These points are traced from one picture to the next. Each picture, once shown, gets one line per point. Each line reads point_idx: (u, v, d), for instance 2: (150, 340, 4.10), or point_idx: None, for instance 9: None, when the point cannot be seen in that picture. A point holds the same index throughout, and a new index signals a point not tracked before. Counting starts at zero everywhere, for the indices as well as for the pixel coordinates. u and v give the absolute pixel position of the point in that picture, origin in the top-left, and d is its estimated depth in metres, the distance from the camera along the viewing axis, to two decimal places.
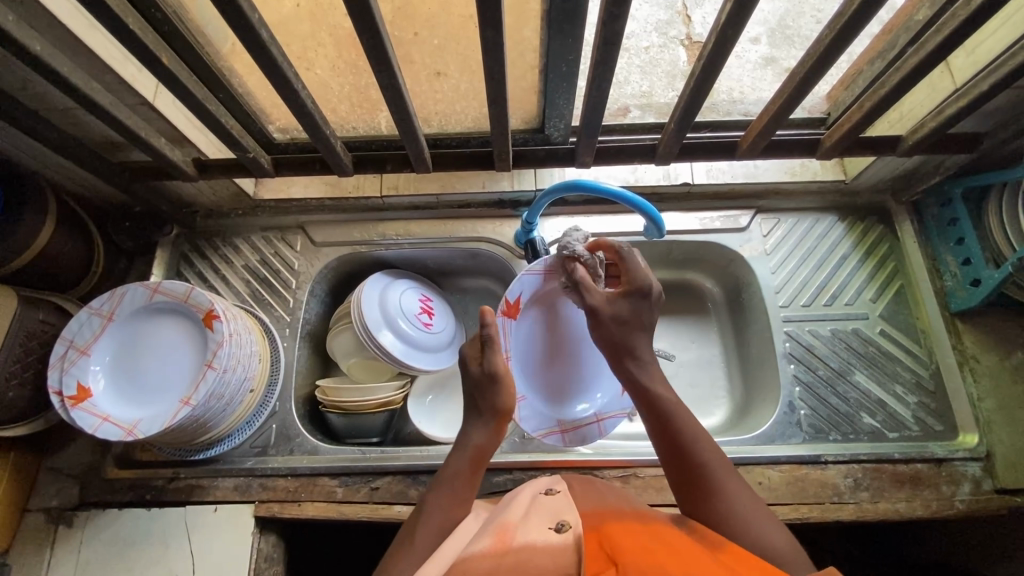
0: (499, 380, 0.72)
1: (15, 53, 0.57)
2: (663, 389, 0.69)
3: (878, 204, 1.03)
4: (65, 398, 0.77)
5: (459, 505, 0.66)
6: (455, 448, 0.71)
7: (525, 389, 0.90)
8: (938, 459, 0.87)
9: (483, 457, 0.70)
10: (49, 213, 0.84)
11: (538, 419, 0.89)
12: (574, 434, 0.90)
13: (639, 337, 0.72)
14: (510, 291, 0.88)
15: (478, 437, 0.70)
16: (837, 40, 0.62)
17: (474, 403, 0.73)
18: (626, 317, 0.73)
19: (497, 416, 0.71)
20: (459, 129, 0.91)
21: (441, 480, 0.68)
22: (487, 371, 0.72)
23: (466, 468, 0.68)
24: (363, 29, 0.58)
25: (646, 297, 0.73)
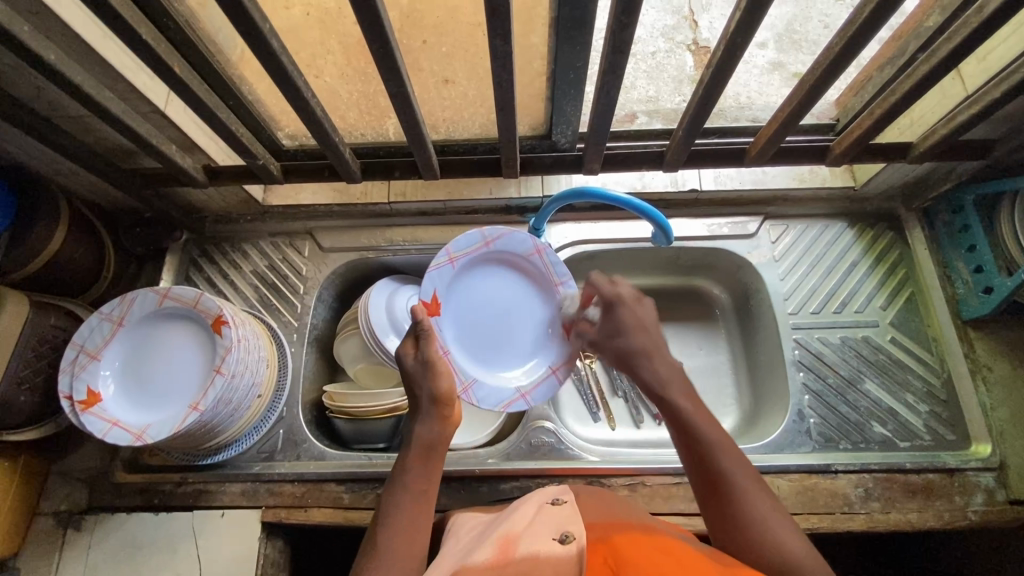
0: (434, 369, 0.69)
1: (30, 62, 0.58)
2: (685, 399, 0.64)
3: (888, 212, 1.02)
4: (75, 402, 0.77)
5: (422, 502, 0.63)
6: (405, 448, 0.67)
7: (471, 372, 0.86)
8: (951, 469, 0.86)
9: (431, 449, 0.66)
10: (60, 219, 0.85)
11: (497, 394, 0.85)
12: (539, 395, 0.87)
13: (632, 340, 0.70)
14: (424, 291, 0.85)
15: (422, 429, 0.67)
16: (847, 48, 0.62)
17: (414, 399, 0.70)
18: (610, 328, 0.72)
19: (438, 403, 0.68)
20: (467, 135, 0.91)
21: (394, 480, 0.65)
22: (421, 362, 0.70)
23: (414, 464, 0.65)
24: (373, 38, 0.58)
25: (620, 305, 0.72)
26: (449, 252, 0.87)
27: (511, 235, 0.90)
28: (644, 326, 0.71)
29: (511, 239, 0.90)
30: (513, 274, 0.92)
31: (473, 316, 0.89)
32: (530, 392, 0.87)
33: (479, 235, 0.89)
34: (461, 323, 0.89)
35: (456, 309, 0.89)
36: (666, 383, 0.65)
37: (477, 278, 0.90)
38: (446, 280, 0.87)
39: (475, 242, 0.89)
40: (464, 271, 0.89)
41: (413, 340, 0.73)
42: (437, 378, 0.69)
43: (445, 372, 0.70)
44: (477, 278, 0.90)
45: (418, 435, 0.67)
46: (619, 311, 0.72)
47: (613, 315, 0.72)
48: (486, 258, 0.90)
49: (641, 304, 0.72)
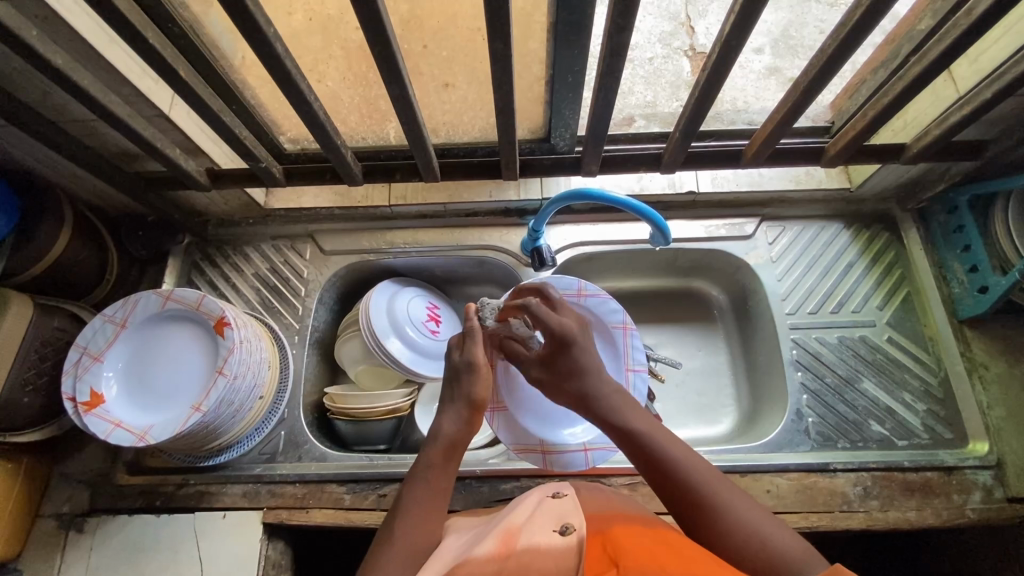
0: (478, 372, 0.71)
1: (38, 66, 0.59)
2: (638, 419, 0.67)
3: (883, 213, 1.03)
4: (78, 404, 0.78)
5: (440, 497, 0.64)
6: (427, 442, 0.68)
7: (509, 400, 0.89)
8: (949, 467, 0.86)
9: (456, 447, 0.67)
10: (64, 222, 0.86)
11: (518, 434, 0.88)
12: (557, 458, 0.87)
13: (591, 379, 0.71)
14: (501, 305, 0.89)
15: (448, 427, 0.68)
16: (839, 50, 0.63)
17: (448, 394, 0.71)
18: (563, 369, 0.72)
19: (472, 406, 0.69)
20: (467, 138, 0.93)
21: (415, 474, 0.66)
22: (467, 362, 0.72)
23: (437, 459, 0.66)
24: (375, 41, 0.59)
25: (573, 341, 0.73)
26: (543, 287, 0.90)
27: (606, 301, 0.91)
28: (595, 361, 0.73)
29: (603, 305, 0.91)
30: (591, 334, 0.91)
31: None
32: (548, 452, 0.87)
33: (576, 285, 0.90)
34: None
35: None
36: (620, 412, 0.68)
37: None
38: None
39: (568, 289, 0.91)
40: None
41: (461, 340, 0.75)
42: (477, 380, 0.71)
43: (487, 380, 0.71)
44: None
45: (443, 432, 0.67)
46: (570, 351, 0.73)
47: (566, 352, 0.73)
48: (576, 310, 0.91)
49: (586, 338, 0.75)
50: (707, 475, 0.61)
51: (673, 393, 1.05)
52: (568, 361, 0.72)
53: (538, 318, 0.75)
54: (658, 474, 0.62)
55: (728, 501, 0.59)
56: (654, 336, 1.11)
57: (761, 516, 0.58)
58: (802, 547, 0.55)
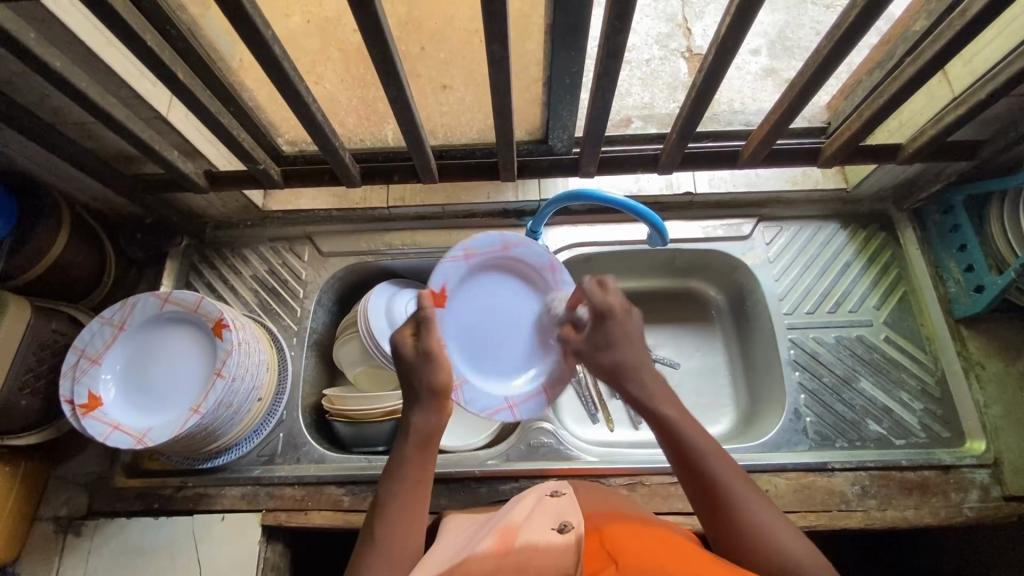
0: (432, 359, 0.68)
1: (37, 69, 0.59)
2: (671, 406, 0.64)
3: (880, 213, 1.03)
4: (76, 406, 0.78)
5: (418, 491, 0.64)
6: (402, 436, 0.67)
7: (463, 372, 0.83)
8: (946, 466, 0.86)
9: (428, 439, 0.67)
10: (62, 224, 0.86)
11: (485, 398, 0.84)
12: (526, 407, 0.85)
13: (622, 353, 0.67)
14: (434, 281, 0.81)
15: (418, 419, 0.67)
16: (834, 51, 0.63)
17: (408, 388, 0.69)
18: (598, 341, 0.69)
19: (434, 394, 0.68)
20: (465, 140, 0.92)
21: (392, 471, 0.65)
22: (421, 352, 0.69)
23: (411, 453, 0.65)
24: (373, 44, 0.60)
25: (612, 317, 0.68)
26: (466, 248, 0.83)
27: (531, 246, 0.87)
28: (632, 338, 0.68)
29: (530, 249, 0.87)
30: (525, 286, 0.88)
31: (478, 324, 0.86)
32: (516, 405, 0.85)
33: (500, 239, 0.85)
34: (463, 324, 0.85)
35: (462, 306, 0.85)
36: (655, 398, 0.64)
37: (491, 281, 0.87)
38: (460, 276, 0.84)
39: (493, 245, 0.85)
40: (480, 273, 0.86)
41: (412, 329, 0.71)
42: (434, 368, 0.68)
43: (444, 365, 0.69)
44: (492, 282, 0.87)
45: (415, 425, 0.67)
46: (608, 326, 0.68)
47: (603, 328, 0.68)
48: (503, 264, 0.87)
49: (630, 315, 0.68)
50: (732, 478, 0.59)
51: None
52: (603, 333, 0.68)
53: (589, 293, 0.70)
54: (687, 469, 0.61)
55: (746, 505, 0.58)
56: (652, 337, 1.11)
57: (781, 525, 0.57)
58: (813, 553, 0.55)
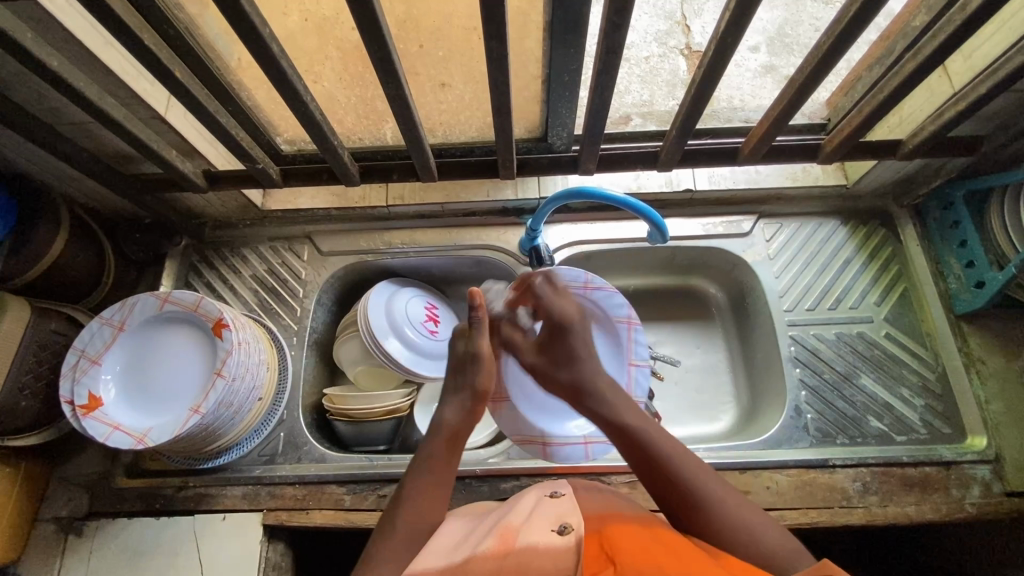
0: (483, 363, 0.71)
1: (34, 69, 0.59)
2: (630, 416, 0.66)
3: (881, 209, 1.03)
4: (76, 407, 0.78)
5: (441, 489, 0.64)
6: (430, 433, 0.68)
7: (512, 394, 0.90)
8: (947, 462, 0.86)
9: (458, 438, 0.68)
10: (60, 226, 0.86)
11: (520, 427, 0.89)
12: (558, 450, 0.89)
13: (584, 368, 0.72)
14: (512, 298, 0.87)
15: (451, 418, 0.69)
16: (834, 47, 0.63)
17: (452, 384, 0.72)
18: (561, 356, 0.74)
19: (474, 397, 0.70)
20: (463, 139, 0.91)
21: (415, 466, 0.66)
22: (470, 352, 0.72)
23: (439, 450, 0.66)
24: (371, 42, 0.59)
25: (570, 330, 0.75)
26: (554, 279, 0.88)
27: (611, 296, 0.91)
28: (588, 352, 0.74)
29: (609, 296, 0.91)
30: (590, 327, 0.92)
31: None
32: (550, 445, 0.89)
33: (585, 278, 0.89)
34: None
35: None
36: (616, 408, 0.67)
37: None
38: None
39: (576, 279, 0.89)
40: None
41: (468, 327, 0.74)
42: (481, 372, 0.71)
43: (489, 371, 0.72)
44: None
45: (444, 422, 0.68)
46: (569, 341, 0.74)
47: (562, 338, 0.74)
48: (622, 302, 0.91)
49: (586, 327, 0.76)
50: (698, 478, 0.61)
51: (671, 391, 1.05)
52: (559, 346, 0.74)
53: (546, 300, 0.78)
54: (654, 476, 0.62)
55: (714, 500, 0.60)
56: (652, 335, 1.11)
57: (754, 513, 0.60)
58: (789, 540, 0.58)
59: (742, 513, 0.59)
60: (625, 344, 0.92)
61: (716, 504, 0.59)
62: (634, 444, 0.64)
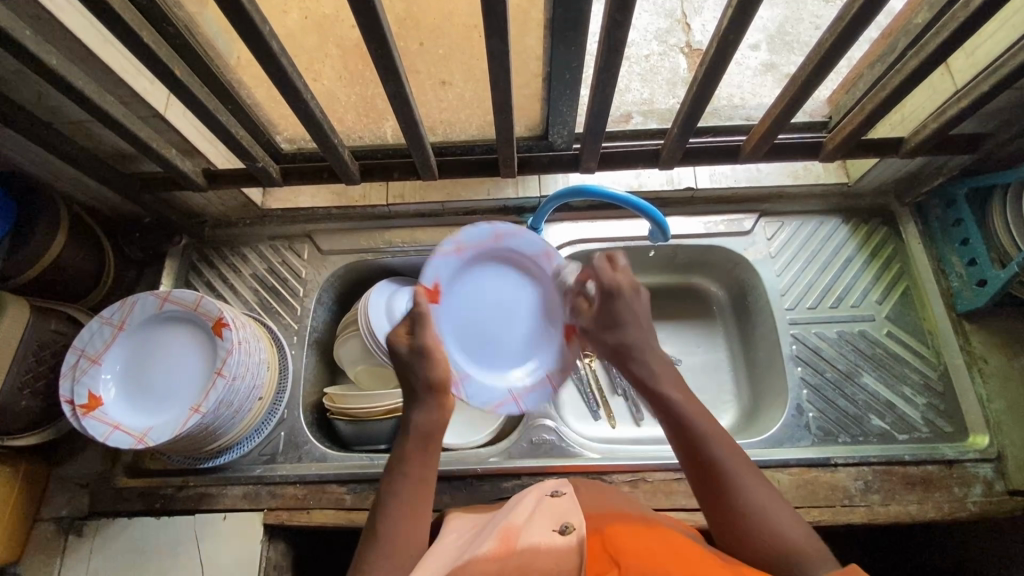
0: (432, 356, 0.68)
1: (33, 67, 0.59)
2: (673, 389, 0.65)
3: (883, 207, 1.03)
4: (76, 407, 0.77)
5: (422, 490, 0.63)
6: (402, 434, 0.66)
7: (465, 365, 0.83)
8: (949, 461, 0.86)
9: (430, 437, 0.66)
10: (60, 226, 0.85)
11: (487, 393, 0.83)
12: (529, 398, 0.85)
13: (628, 332, 0.69)
14: (425, 277, 0.80)
15: (421, 418, 0.66)
16: (836, 45, 0.63)
17: (408, 387, 0.68)
18: (606, 320, 0.71)
19: (434, 391, 0.67)
20: (463, 137, 0.90)
21: (392, 468, 0.65)
22: (415, 350, 0.68)
23: (413, 451, 0.65)
24: (371, 39, 0.59)
25: (618, 297, 0.70)
26: (457, 241, 0.82)
27: (523, 236, 0.86)
28: (639, 318, 0.70)
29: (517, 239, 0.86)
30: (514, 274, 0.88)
31: (471, 317, 0.85)
32: (519, 395, 0.85)
33: (491, 229, 0.84)
34: (461, 317, 0.84)
35: (458, 297, 0.84)
36: (658, 379, 0.66)
37: (482, 273, 0.86)
38: (450, 270, 0.83)
39: (482, 237, 0.85)
40: (468, 265, 0.85)
41: (407, 327, 0.70)
42: (433, 364, 0.67)
43: (439, 360, 0.68)
44: (477, 277, 0.86)
45: (415, 423, 0.66)
46: (615, 307, 0.70)
47: (609, 307, 0.70)
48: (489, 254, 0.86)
49: (638, 295, 0.70)
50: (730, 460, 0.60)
51: None
52: (609, 310, 0.70)
53: (598, 268, 0.71)
54: (688, 449, 0.61)
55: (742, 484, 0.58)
56: None
57: (776, 504, 0.57)
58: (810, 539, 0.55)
59: (767, 502, 0.57)
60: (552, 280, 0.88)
61: (742, 490, 0.58)
62: (672, 416, 0.63)
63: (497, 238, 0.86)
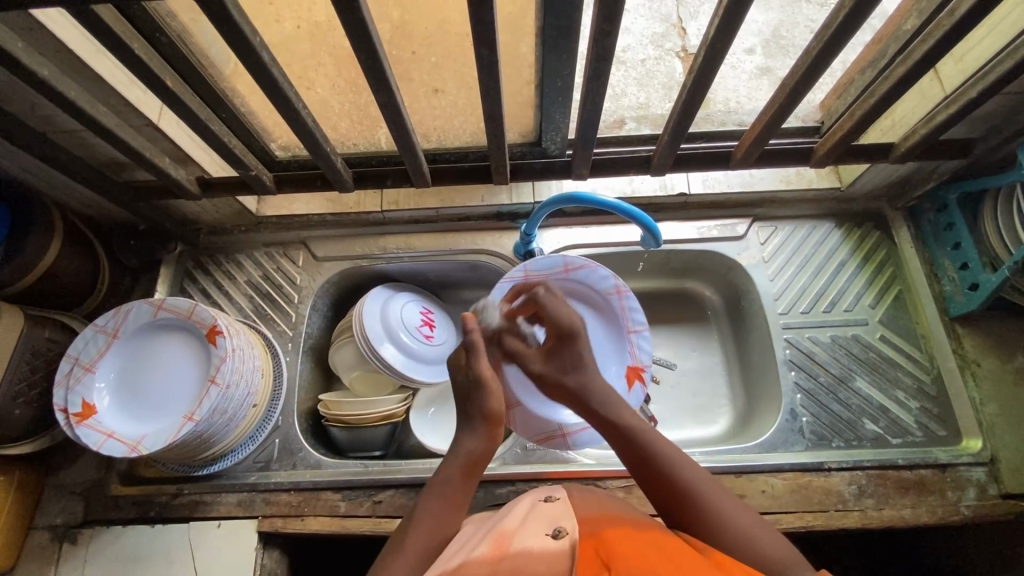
0: (487, 385, 0.71)
1: (25, 78, 0.59)
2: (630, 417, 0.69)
3: (875, 212, 1.03)
4: (70, 415, 0.78)
5: (455, 511, 0.64)
6: (449, 456, 0.68)
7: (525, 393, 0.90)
8: (943, 465, 0.86)
9: (476, 463, 0.67)
10: (55, 233, 0.86)
11: (540, 425, 0.90)
12: (578, 438, 0.89)
13: (586, 375, 0.73)
14: (492, 301, 0.89)
15: (471, 444, 0.68)
16: (824, 52, 0.63)
17: (462, 410, 0.71)
18: (567, 364, 0.74)
19: (489, 420, 0.70)
20: (458, 144, 0.93)
21: (433, 486, 0.66)
22: (472, 377, 0.71)
23: (458, 474, 0.66)
24: (361, 49, 0.59)
25: (576, 340, 0.74)
26: (526, 269, 0.91)
27: (594, 271, 0.92)
28: (594, 361, 0.75)
29: (593, 273, 0.92)
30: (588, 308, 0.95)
31: None
32: (570, 433, 0.90)
33: (561, 262, 0.91)
34: None
35: None
36: (615, 411, 0.69)
37: None
38: None
39: (554, 266, 0.91)
40: None
41: (464, 352, 0.74)
42: (490, 396, 0.71)
43: (495, 393, 0.71)
44: None
45: (463, 448, 0.68)
46: (573, 345, 0.74)
47: (564, 345, 0.75)
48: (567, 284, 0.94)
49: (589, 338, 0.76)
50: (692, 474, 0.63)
51: (667, 394, 1.05)
52: (566, 355, 0.75)
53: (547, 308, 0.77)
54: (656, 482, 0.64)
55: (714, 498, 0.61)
56: (648, 338, 1.11)
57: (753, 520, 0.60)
58: (790, 550, 0.58)
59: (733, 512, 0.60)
60: (617, 317, 0.94)
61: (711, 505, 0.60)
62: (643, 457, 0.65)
63: (567, 269, 0.92)
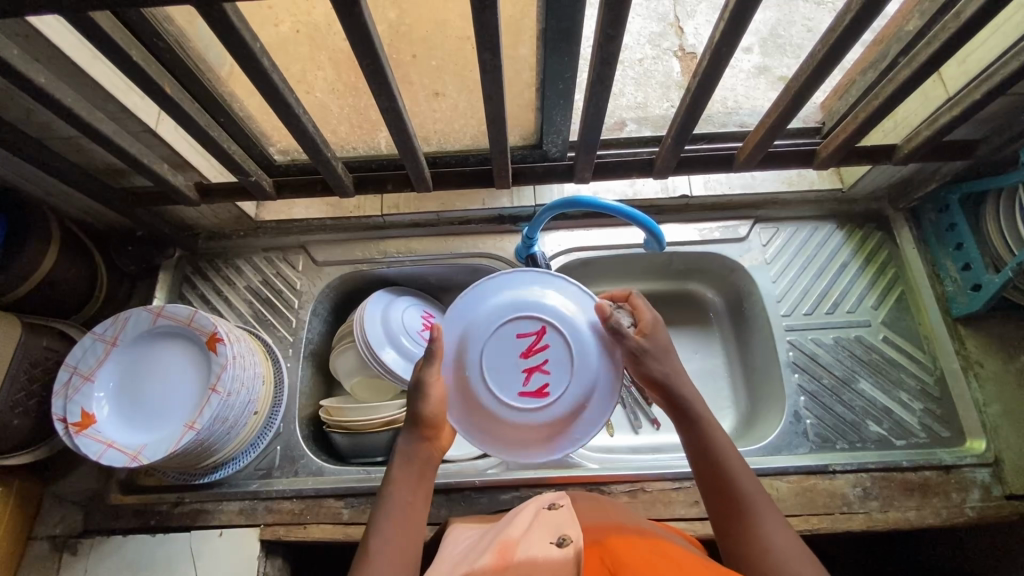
0: (425, 391, 0.69)
1: (21, 86, 0.58)
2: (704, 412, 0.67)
3: (876, 212, 1.03)
4: (69, 424, 0.77)
5: (411, 512, 0.63)
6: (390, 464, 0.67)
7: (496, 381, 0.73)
8: (947, 466, 0.86)
9: (418, 460, 0.67)
10: (52, 240, 0.85)
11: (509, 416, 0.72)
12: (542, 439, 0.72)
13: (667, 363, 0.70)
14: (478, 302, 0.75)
15: (406, 443, 0.68)
16: (829, 55, 0.63)
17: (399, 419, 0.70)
18: (656, 350, 0.70)
19: (425, 423, 0.69)
20: (458, 146, 0.92)
21: (382, 495, 0.65)
22: (419, 382, 0.70)
23: (403, 475, 0.65)
24: (363, 55, 0.59)
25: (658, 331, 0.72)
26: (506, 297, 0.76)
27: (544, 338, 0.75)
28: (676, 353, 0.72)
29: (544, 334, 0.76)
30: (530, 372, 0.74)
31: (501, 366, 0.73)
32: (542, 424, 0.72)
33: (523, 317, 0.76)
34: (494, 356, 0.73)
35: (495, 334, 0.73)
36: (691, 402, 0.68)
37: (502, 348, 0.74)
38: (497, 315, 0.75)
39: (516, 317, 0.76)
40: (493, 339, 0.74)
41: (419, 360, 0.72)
42: (427, 400, 0.69)
43: (437, 399, 0.70)
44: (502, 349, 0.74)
45: (402, 449, 0.68)
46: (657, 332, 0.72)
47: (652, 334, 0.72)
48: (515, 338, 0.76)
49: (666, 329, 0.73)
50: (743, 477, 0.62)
51: None
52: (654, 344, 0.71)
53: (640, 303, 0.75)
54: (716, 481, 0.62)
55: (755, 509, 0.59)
56: None
57: (796, 552, 0.56)
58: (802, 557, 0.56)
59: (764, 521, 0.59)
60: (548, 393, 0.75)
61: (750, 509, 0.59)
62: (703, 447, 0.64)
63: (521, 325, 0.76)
